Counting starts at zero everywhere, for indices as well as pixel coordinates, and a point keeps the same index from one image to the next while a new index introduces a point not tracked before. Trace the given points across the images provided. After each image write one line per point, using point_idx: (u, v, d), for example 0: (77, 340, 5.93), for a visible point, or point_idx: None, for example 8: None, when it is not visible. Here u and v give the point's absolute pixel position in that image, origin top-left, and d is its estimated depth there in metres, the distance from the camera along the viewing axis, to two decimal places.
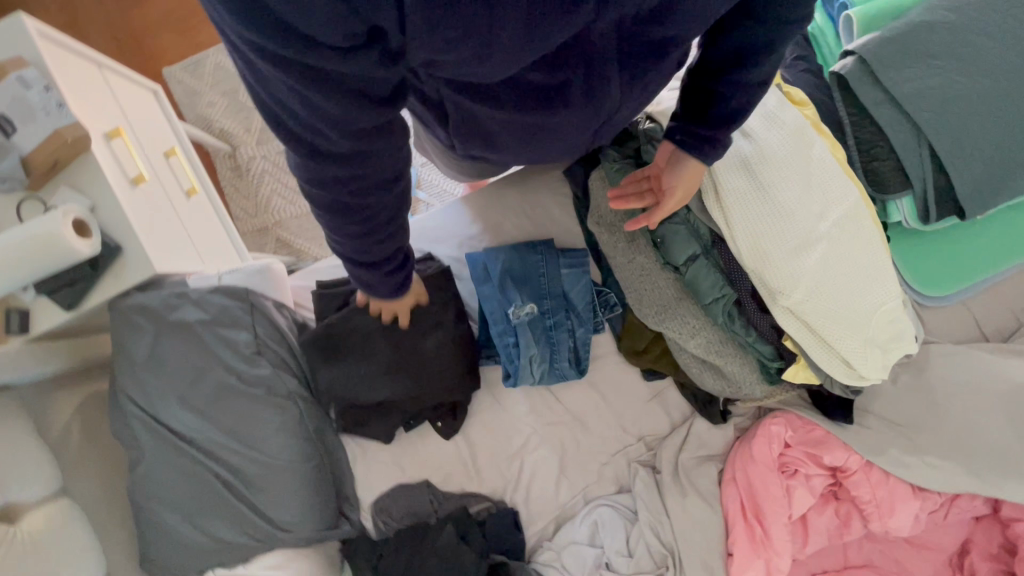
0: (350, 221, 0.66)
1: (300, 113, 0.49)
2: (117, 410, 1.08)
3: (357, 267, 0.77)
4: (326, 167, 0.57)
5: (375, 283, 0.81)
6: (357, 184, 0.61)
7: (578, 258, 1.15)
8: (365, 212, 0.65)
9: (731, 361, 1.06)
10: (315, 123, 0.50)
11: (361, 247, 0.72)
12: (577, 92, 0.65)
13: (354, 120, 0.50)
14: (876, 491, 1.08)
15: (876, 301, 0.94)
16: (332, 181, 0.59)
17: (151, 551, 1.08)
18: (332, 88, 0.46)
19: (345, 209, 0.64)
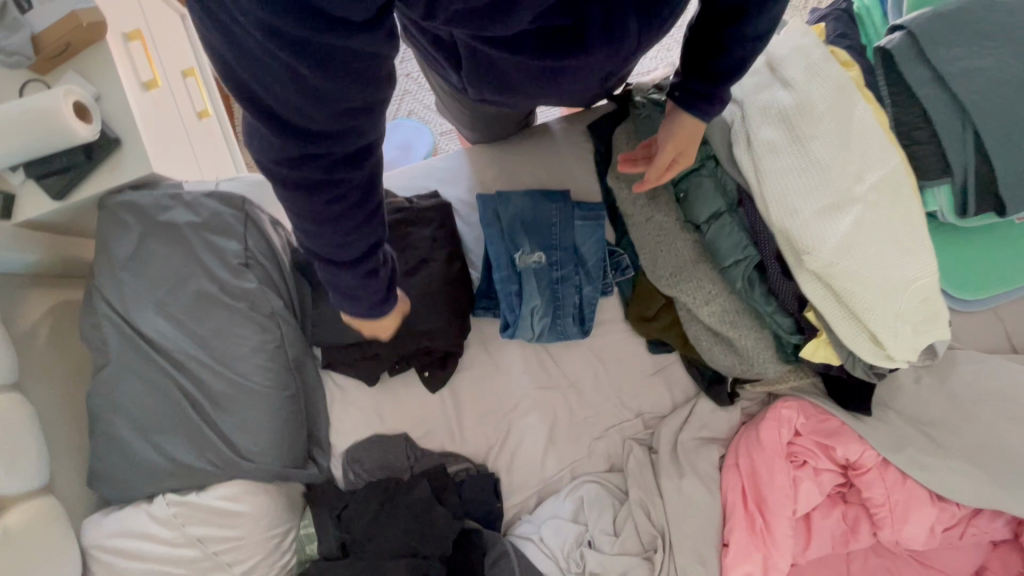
0: (322, 210, 0.51)
1: (277, 65, 0.39)
2: (89, 310, 1.01)
3: (332, 274, 0.59)
4: (302, 140, 0.45)
5: (349, 297, 0.63)
6: (332, 154, 0.47)
7: (594, 211, 1.09)
8: (343, 196, 0.50)
9: (745, 331, 0.99)
10: (299, 87, 0.40)
11: (336, 244, 0.55)
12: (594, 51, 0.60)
13: (345, 87, 0.41)
14: (890, 494, 1.00)
15: (909, 275, 0.87)
16: (304, 155, 0.46)
17: (102, 466, 1.00)
18: (321, 35, 0.37)
19: (319, 196, 0.50)
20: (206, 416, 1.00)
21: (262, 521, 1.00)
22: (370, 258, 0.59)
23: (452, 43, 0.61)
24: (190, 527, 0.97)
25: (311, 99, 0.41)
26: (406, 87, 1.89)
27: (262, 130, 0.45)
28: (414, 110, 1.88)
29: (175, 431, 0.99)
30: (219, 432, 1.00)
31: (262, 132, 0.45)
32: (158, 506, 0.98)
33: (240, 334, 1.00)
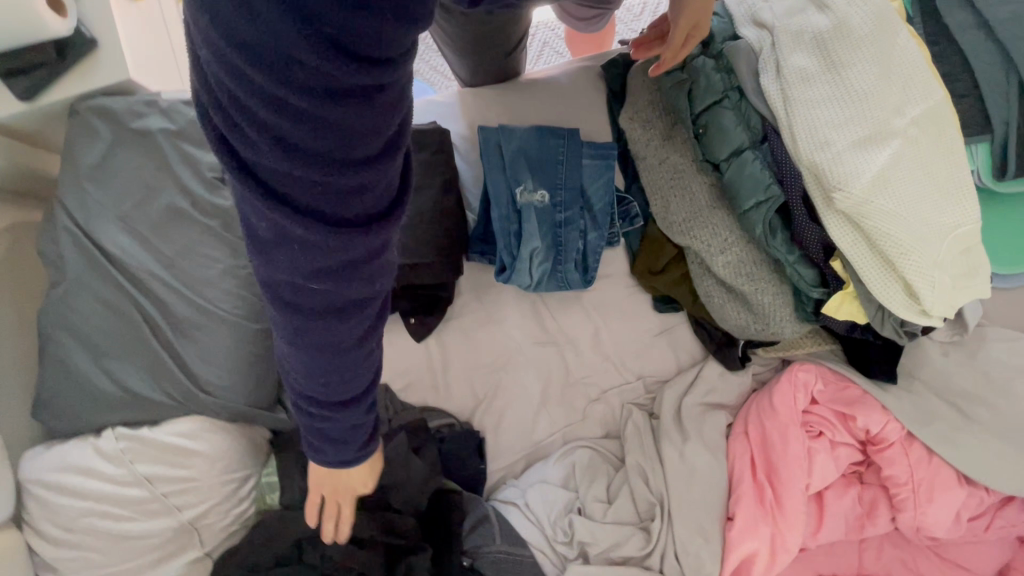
0: (337, 332, 0.45)
1: (301, 175, 0.33)
2: (48, 221, 0.93)
3: (337, 402, 0.53)
4: (323, 260, 0.38)
5: (350, 426, 0.56)
6: (356, 275, 0.40)
7: (604, 151, 1.01)
8: (363, 315, 0.45)
9: (762, 285, 0.91)
10: (324, 195, 0.34)
11: (350, 366, 0.49)
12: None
13: (375, 182, 0.35)
14: (913, 472, 0.90)
15: (948, 222, 0.79)
16: (325, 274, 0.39)
17: (46, 391, 0.91)
18: (354, 134, 0.32)
19: (335, 318, 0.44)
20: (167, 344, 0.91)
21: (219, 463, 0.90)
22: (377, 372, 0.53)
23: None
24: (139, 465, 0.87)
25: (339, 210, 0.35)
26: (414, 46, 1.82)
27: (271, 252, 0.39)
28: (420, 71, 1.82)
29: (132, 357, 0.91)
30: (180, 362, 0.91)
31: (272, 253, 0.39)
32: (105, 439, 0.88)
33: (211, 256, 0.92)
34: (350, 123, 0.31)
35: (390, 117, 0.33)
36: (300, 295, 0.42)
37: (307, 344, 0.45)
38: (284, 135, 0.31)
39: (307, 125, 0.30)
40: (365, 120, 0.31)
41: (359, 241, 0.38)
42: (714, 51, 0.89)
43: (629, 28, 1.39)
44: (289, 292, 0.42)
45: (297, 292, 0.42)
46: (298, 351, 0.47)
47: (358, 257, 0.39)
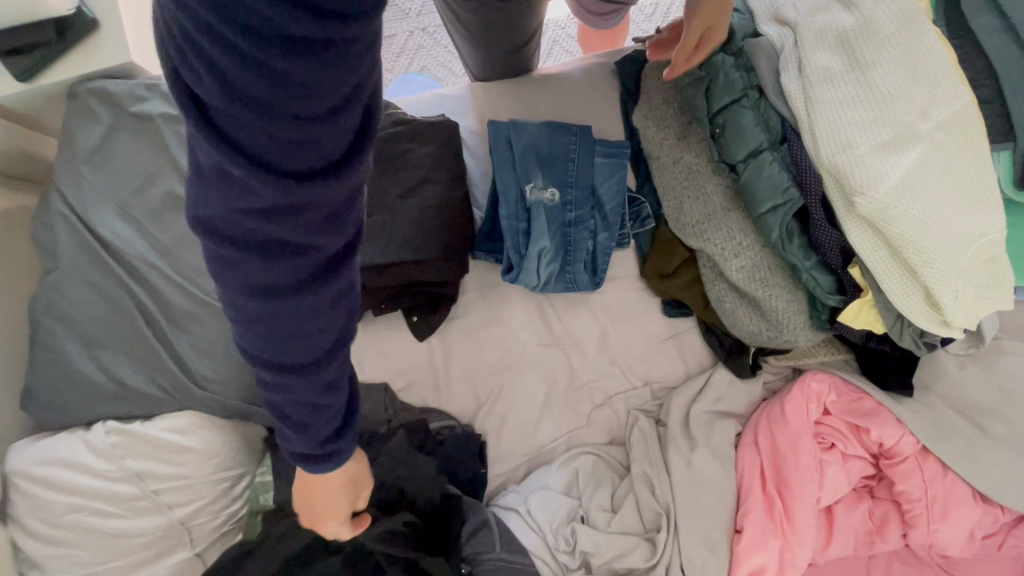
0: (273, 308, 0.38)
1: (241, 116, 0.28)
2: (43, 206, 0.90)
3: (276, 397, 0.45)
4: (260, 210, 0.33)
5: (291, 429, 0.48)
6: (298, 235, 0.35)
7: (617, 149, 0.98)
8: (310, 297, 0.38)
9: (776, 292, 0.88)
10: (264, 141, 0.30)
11: (291, 356, 0.42)
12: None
13: (329, 134, 0.31)
14: (928, 488, 0.87)
15: (974, 230, 0.76)
16: (263, 230, 0.34)
17: (34, 383, 0.87)
18: (306, 76, 0.28)
19: (273, 290, 0.37)
20: (162, 336, 0.89)
21: (213, 460, 0.88)
22: (333, 381, 0.45)
23: None
24: (130, 461, 0.84)
25: (285, 146, 0.30)
26: (421, 42, 1.81)
27: (205, 191, 0.34)
28: (426, 67, 1.81)
29: (125, 348, 0.88)
30: (174, 354, 0.89)
31: (205, 193, 0.34)
32: (95, 434, 0.85)
33: None
34: (301, 62, 0.27)
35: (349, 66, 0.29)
36: (231, 253, 0.36)
37: (237, 313, 0.39)
38: (224, 65, 0.27)
39: (251, 60, 0.26)
40: (318, 65, 0.27)
41: (301, 194, 0.32)
42: (733, 48, 0.86)
43: (640, 29, 1.37)
44: (218, 246, 0.36)
45: (225, 246, 0.35)
46: (241, 330, 0.40)
47: (303, 216, 0.33)
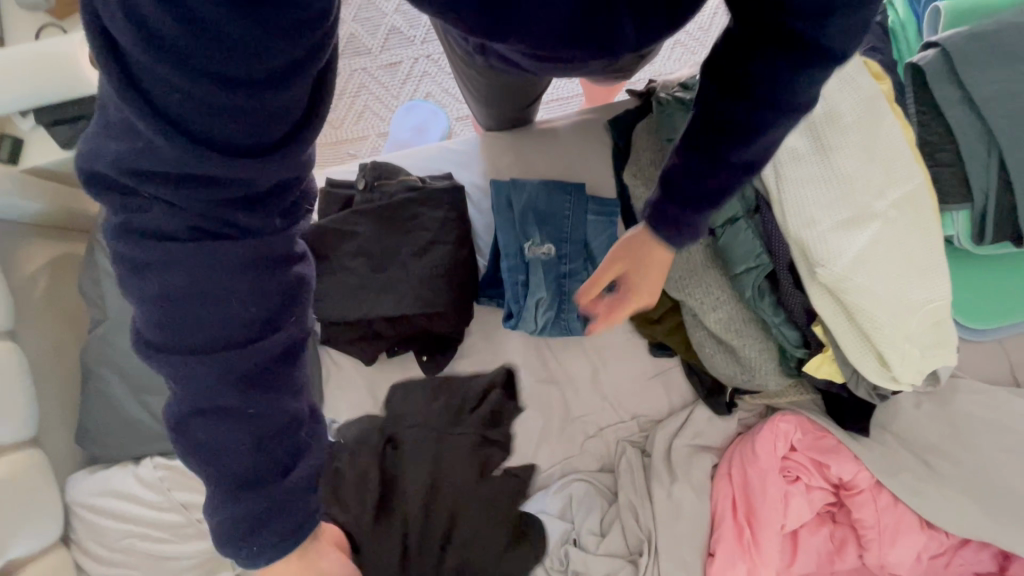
0: (178, 268, 0.40)
1: (163, 73, 0.32)
2: (91, 264, 1.00)
3: (194, 397, 0.43)
4: (170, 168, 0.37)
5: (215, 446, 0.45)
6: (203, 190, 0.38)
7: (608, 207, 1.07)
8: (217, 257, 0.40)
9: (749, 342, 0.98)
10: (182, 102, 0.33)
11: (197, 333, 0.41)
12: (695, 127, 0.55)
13: (257, 109, 0.35)
14: (880, 517, 0.99)
15: (921, 299, 0.86)
16: (178, 179, 0.37)
17: (90, 424, 0.99)
18: (239, 48, 0.31)
19: (175, 248, 0.39)
20: None
21: None
22: (257, 380, 0.44)
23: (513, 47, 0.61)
24: (177, 493, 0.97)
25: (190, 96, 0.33)
26: (426, 69, 1.88)
27: (114, 139, 0.37)
28: (432, 93, 1.88)
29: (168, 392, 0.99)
30: None
31: (109, 150, 0.38)
32: (145, 468, 0.98)
33: None
34: (236, 31, 0.30)
35: (291, 54, 0.33)
36: (135, 207, 0.39)
37: (133, 272, 0.40)
38: (152, 20, 0.30)
39: (195, 27, 0.30)
40: (264, 48, 0.32)
41: (202, 155, 0.36)
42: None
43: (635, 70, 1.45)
44: (119, 202, 0.39)
45: (126, 197, 0.39)
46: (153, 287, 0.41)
47: (220, 181, 0.37)
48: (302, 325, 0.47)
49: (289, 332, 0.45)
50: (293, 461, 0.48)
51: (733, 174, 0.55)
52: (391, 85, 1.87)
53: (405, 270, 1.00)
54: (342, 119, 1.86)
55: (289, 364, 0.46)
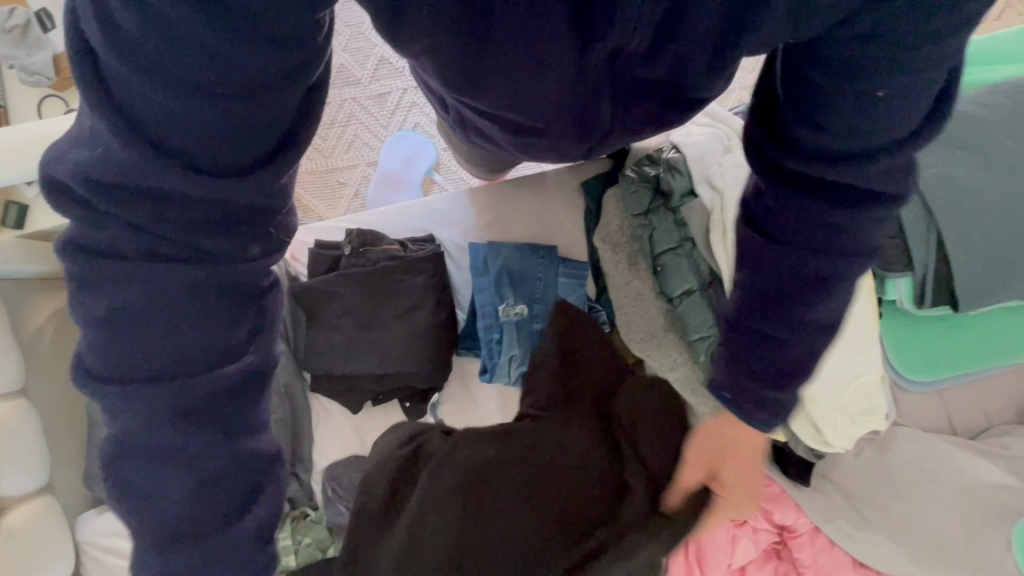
0: (136, 287, 0.41)
1: (151, 94, 0.34)
2: None
3: (139, 428, 0.44)
4: (144, 185, 0.38)
5: (156, 492, 0.46)
6: (166, 212, 0.39)
7: (578, 270, 1.15)
8: (174, 278, 0.41)
9: (704, 400, 1.06)
10: (170, 124, 0.35)
11: (159, 352, 0.43)
12: (763, 294, 0.63)
13: (247, 124, 0.36)
14: (817, 557, 1.10)
15: (853, 372, 0.95)
16: (155, 201, 0.39)
17: (99, 471, 1.09)
18: (224, 68, 0.33)
19: (141, 265, 0.41)
20: None
21: None
22: (203, 416, 0.46)
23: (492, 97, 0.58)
24: None
25: (176, 114, 0.35)
26: (414, 99, 1.93)
27: (82, 152, 0.38)
28: (420, 124, 1.92)
29: None
30: None
31: (73, 160, 0.39)
32: None
33: None
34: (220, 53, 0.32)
35: (278, 71, 0.35)
36: (96, 224, 0.39)
37: (92, 286, 0.41)
38: (141, 44, 0.32)
39: (180, 51, 0.32)
40: (255, 65, 0.33)
41: (171, 178, 0.37)
42: (675, 206, 1.05)
43: None
44: (78, 216, 0.39)
45: (90, 213, 0.39)
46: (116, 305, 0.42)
47: (193, 202, 0.39)
48: (263, 351, 0.49)
49: (246, 360, 0.47)
50: (243, 510, 0.50)
51: (804, 334, 0.63)
52: (380, 114, 1.92)
53: (389, 331, 1.09)
54: (331, 149, 1.90)
55: (244, 396, 0.48)
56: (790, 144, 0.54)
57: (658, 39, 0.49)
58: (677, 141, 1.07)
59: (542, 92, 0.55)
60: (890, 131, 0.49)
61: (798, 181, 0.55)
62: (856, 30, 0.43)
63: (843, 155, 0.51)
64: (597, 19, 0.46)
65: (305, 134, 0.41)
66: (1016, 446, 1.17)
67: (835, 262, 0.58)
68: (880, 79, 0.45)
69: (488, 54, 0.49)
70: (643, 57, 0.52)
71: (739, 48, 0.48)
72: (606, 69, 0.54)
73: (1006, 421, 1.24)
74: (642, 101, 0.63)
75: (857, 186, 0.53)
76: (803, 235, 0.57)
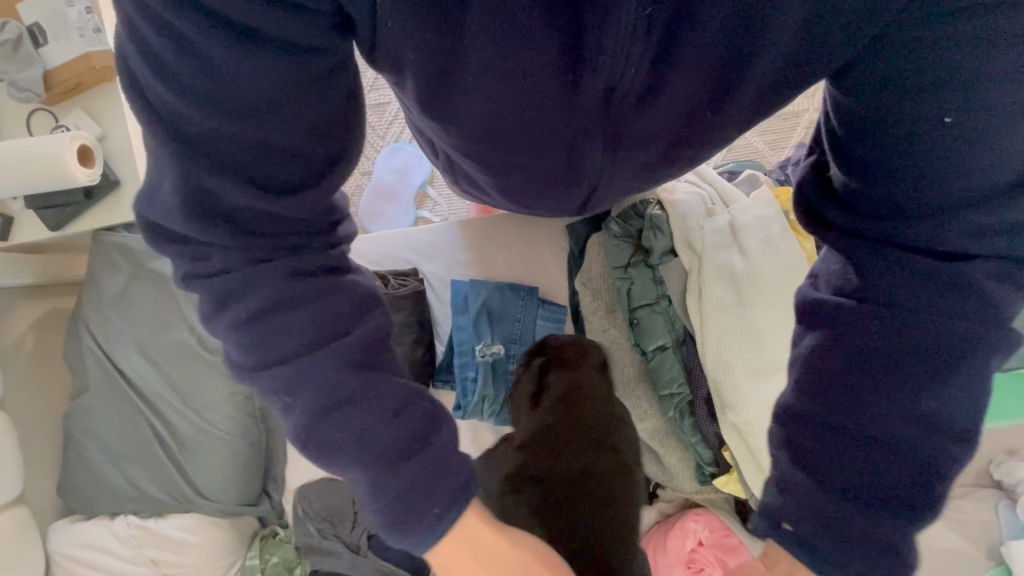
0: (252, 293, 0.36)
1: (186, 113, 0.31)
2: (76, 340, 1.14)
3: (312, 412, 0.39)
4: (234, 199, 0.34)
5: (352, 441, 0.40)
6: (257, 221, 0.35)
7: (557, 313, 1.15)
8: (274, 271, 0.36)
9: (671, 453, 1.08)
10: (213, 150, 0.32)
11: (296, 345, 0.38)
12: (845, 353, 0.41)
13: (282, 143, 0.33)
14: None
15: None
16: (258, 206, 0.34)
17: (73, 482, 1.12)
18: (275, 81, 0.31)
19: (248, 275, 0.36)
20: (170, 453, 1.11)
21: (210, 553, 1.10)
22: (367, 370, 0.40)
23: (497, 146, 0.54)
24: (147, 549, 1.08)
25: (229, 132, 0.32)
26: None
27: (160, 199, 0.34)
28: None
29: (142, 463, 1.10)
30: (181, 469, 1.10)
31: (159, 204, 0.35)
32: (118, 526, 1.09)
33: (213, 383, 1.09)
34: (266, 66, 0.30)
35: (303, 78, 0.31)
36: (196, 255, 0.36)
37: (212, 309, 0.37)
38: (173, 65, 0.30)
39: (205, 66, 0.30)
40: (281, 71, 0.30)
41: (257, 186, 0.33)
42: (654, 263, 1.07)
43: None
44: (178, 254, 0.36)
45: None
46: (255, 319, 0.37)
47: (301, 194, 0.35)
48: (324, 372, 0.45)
49: (375, 321, 0.41)
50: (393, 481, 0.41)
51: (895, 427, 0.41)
52: (377, 124, 1.79)
53: None
54: None
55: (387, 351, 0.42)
56: (855, 196, 0.42)
57: (652, 71, 0.44)
58: (662, 197, 1.09)
59: (538, 129, 0.50)
60: (991, 165, 0.36)
61: (865, 234, 0.42)
62: (902, 34, 0.36)
63: (924, 200, 0.38)
64: (585, 51, 0.41)
65: (345, 161, 0.38)
66: (971, 511, 1.20)
67: (943, 328, 0.39)
68: (951, 93, 0.35)
69: (461, 91, 0.44)
70: (639, 98, 0.46)
71: (748, 77, 0.45)
72: (598, 108, 0.48)
73: (966, 483, 1.26)
74: (638, 154, 0.58)
75: (944, 248, 0.39)
76: (892, 287, 0.40)
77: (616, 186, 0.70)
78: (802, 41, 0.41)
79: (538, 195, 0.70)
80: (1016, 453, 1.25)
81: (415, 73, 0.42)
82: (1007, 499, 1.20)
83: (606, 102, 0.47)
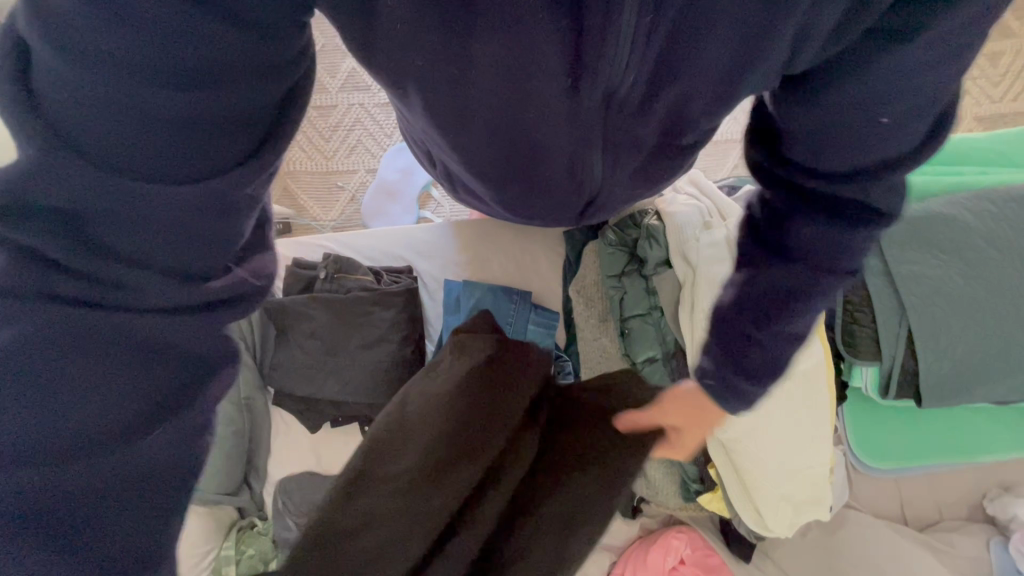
0: (34, 314, 0.25)
1: (68, 75, 0.23)
2: None
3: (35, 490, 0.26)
4: (74, 199, 0.25)
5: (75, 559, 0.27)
6: (103, 232, 0.26)
7: (548, 319, 1.15)
8: (96, 305, 0.27)
9: (658, 466, 1.06)
10: (78, 117, 0.24)
11: (75, 406, 0.27)
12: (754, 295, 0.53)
13: (193, 120, 0.25)
14: None
15: (803, 464, 0.98)
16: (89, 212, 0.25)
17: None
18: (193, 56, 0.24)
19: (57, 284, 0.26)
20: None
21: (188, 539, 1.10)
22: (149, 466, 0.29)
23: (493, 149, 0.53)
24: None
25: (120, 115, 0.24)
26: None
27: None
28: None
29: None
30: None
31: None
32: None
33: None
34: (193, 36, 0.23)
35: (237, 53, 0.25)
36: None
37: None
38: (61, 4, 0.23)
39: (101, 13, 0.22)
40: (202, 31, 0.23)
41: (115, 197, 0.25)
42: (647, 274, 1.07)
43: None
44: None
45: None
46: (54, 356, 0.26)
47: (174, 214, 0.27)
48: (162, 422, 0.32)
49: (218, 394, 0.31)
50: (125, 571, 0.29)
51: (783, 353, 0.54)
52: (386, 123, 1.79)
53: (353, 360, 1.11)
54: (333, 151, 1.78)
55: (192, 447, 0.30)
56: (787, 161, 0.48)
57: (650, 79, 0.43)
58: (659, 207, 1.10)
59: (538, 133, 0.49)
60: (898, 148, 0.44)
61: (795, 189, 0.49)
62: (867, 61, 0.38)
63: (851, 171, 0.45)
64: (584, 54, 0.39)
65: (267, 158, 0.29)
66: (962, 546, 1.17)
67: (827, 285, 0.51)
68: (876, 106, 0.40)
69: (463, 83, 0.43)
70: (639, 103, 0.46)
71: (749, 76, 0.43)
72: (598, 112, 0.46)
73: (958, 517, 1.24)
74: (635, 159, 0.57)
75: (860, 211, 0.47)
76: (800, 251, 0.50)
77: (615, 197, 0.69)
78: (792, 54, 0.40)
79: (532, 203, 0.68)
80: (1010, 488, 1.22)
81: (410, 67, 0.41)
82: (998, 536, 1.18)
83: (601, 113, 0.46)
